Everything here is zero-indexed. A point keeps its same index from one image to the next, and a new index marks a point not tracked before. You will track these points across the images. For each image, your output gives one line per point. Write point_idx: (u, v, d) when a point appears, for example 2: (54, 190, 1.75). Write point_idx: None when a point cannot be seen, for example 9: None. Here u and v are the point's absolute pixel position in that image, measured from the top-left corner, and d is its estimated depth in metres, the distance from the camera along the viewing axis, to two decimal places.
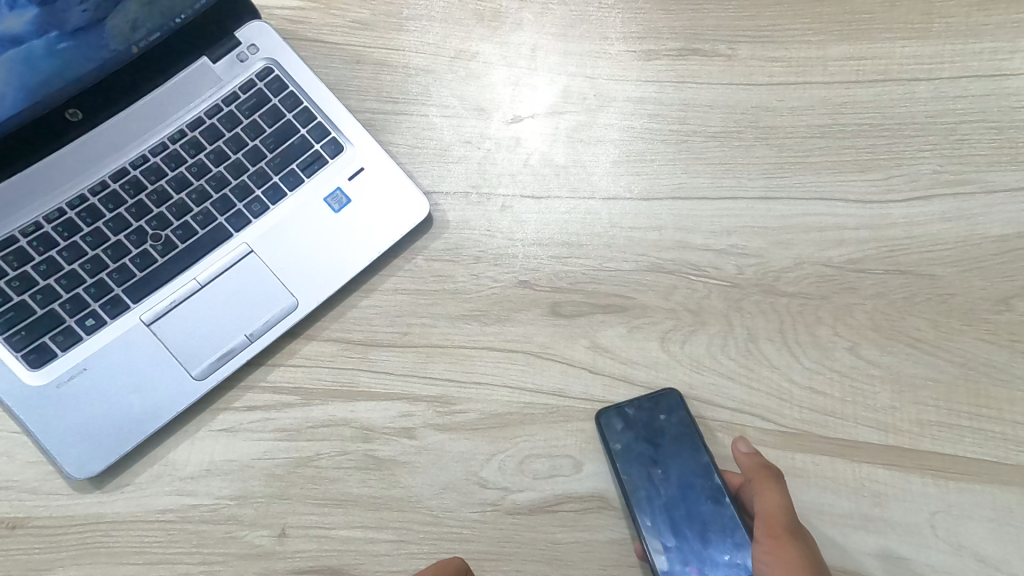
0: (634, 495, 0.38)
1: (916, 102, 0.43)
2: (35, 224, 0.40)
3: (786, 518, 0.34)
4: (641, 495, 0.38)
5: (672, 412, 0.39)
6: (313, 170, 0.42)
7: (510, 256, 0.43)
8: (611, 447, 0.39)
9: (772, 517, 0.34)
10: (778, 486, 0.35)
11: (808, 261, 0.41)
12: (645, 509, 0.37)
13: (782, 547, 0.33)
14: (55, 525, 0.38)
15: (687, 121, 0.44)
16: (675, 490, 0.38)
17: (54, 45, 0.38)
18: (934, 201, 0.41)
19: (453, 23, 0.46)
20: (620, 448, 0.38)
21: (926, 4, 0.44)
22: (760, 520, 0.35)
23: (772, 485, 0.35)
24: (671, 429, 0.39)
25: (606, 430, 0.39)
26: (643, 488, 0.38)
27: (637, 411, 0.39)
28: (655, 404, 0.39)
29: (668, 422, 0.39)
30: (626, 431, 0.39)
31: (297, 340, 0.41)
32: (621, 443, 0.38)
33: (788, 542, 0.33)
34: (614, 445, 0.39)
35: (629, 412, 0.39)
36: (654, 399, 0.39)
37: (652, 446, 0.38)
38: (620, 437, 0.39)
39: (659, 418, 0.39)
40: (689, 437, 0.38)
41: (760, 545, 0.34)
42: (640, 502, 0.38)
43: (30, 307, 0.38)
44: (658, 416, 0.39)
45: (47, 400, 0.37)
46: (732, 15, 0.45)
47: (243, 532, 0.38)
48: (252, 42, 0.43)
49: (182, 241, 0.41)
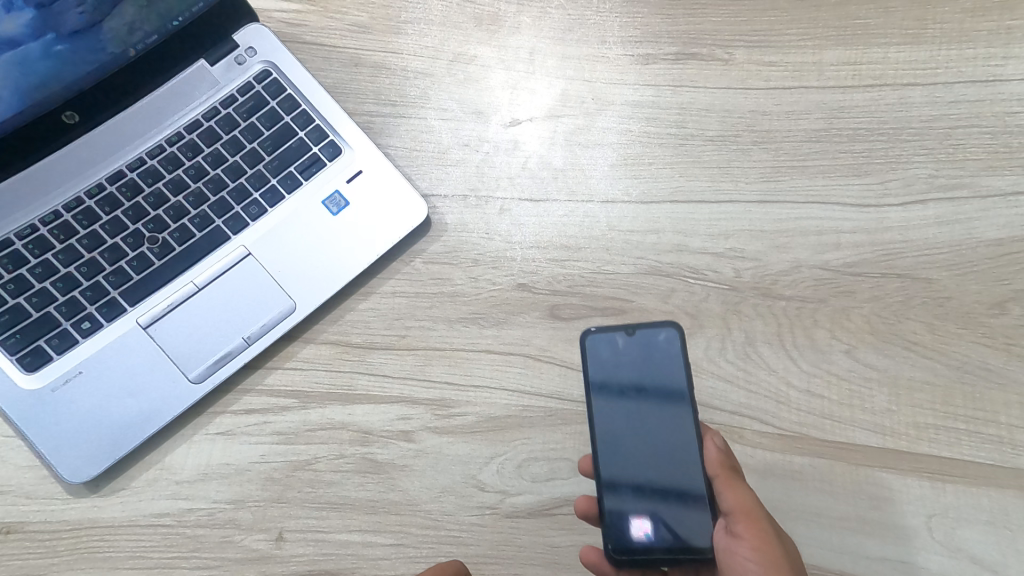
0: (600, 428, 0.37)
1: (912, 107, 0.43)
2: (30, 227, 0.39)
3: (760, 505, 0.33)
4: (608, 428, 0.37)
5: (657, 351, 0.38)
6: (311, 173, 0.42)
7: (507, 259, 0.43)
8: (587, 377, 0.38)
9: (750, 507, 0.33)
10: (742, 477, 0.35)
11: (805, 264, 0.41)
12: (609, 445, 0.37)
13: (767, 537, 0.32)
14: (50, 530, 0.37)
15: (685, 125, 0.44)
16: (647, 435, 0.37)
17: (51, 47, 0.37)
18: (930, 205, 0.41)
19: (451, 26, 0.46)
20: (595, 379, 0.38)
21: (922, 10, 0.44)
22: (738, 516, 0.33)
23: (740, 476, 0.35)
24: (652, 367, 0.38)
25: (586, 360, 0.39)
26: (611, 424, 0.37)
27: (622, 346, 0.38)
28: (643, 342, 0.38)
29: (653, 361, 0.38)
30: (605, 363, 0.38)
31: (295, 343, 0.41)
32: (598, 371, 0.38)
33: (769, 530, 0.32)
34: (591, 374, 0.38)
35: (614, 346, 0.38)
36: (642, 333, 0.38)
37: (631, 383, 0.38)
38: (598, 368, 0.38)
39: (644, 357, 0.38)
40: (673, 379, 0.37)
41: (747, 540, 0.32)
42: (605, 436, 0.37)
43: (25, 310, 0.38)
44: (648, 353, 0.38)
45: (42, 404, 0.37)
46: (730, 20, 0.45)
47: (239, 537, 0.38)
48: (249, 45, 0.43)
49: (179, 244, 0.40)
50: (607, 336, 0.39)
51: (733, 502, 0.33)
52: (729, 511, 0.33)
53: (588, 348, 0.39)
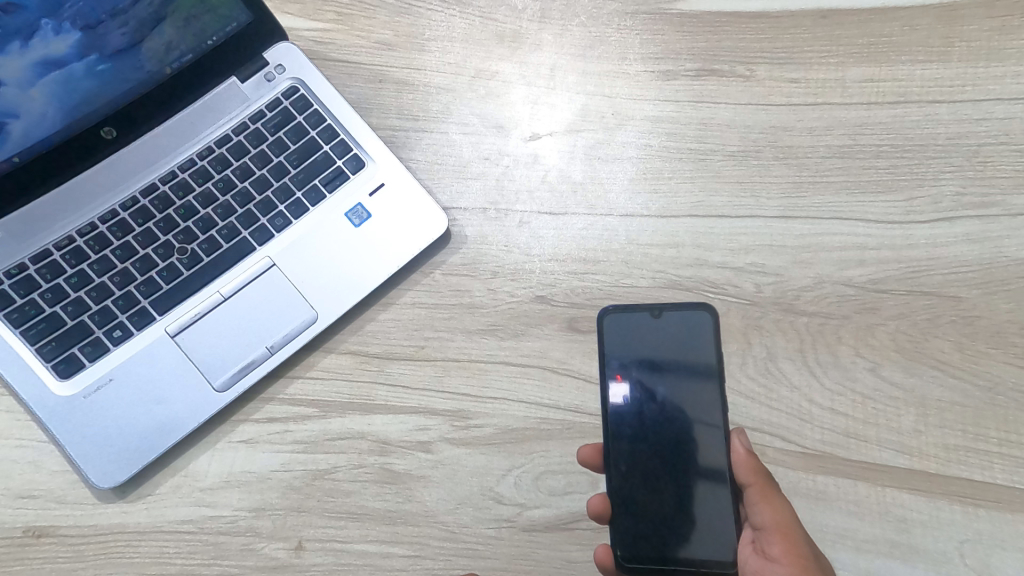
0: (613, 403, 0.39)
1: (938, 124, 0.43)
2: (67, 238, 0.41)
3: (796, 521, 0.34)
4: (621, 402, 0.39)
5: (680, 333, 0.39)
6: (335, 186, 0.43)
7: (526, 271, 0.43)
8: (606, 353, 0.39)
9: (786, 526, 0.34)
10: (777, 491, 0.35)
11: (828, 280, 0.41)
12: (620, 419, 0.38)
13: (802, 555, 0.33)
14: (79, 534, 0.38)
15: (705, 140, 0.44)
16: (659, 411, 0.38)
17: (94, 67, 0.39)
18: (957, 222, 0.41)
19: (473, 43, 0.47)
20: (613, 355, 0.39)
21: (948, 27, 0.44)
22: (773, 534, 0.34)
23: (776, 491, 0.35)
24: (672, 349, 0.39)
25: (604, 338, 0.40)
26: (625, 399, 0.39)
27: (644, 327, 0.39)
28: (667, 324, 0.39)
29: (675, 342, 0.39)
30: (626, 340, 0.39)
31: (316, 352, 0.42)
32: (620, 348, 0.39)
33: (804, 546, 0.34)
34: (611, 350, 0.40)
35: (633, 327, 0.40)
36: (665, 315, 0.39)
37: (650, 361, 0.39)
38: (617, 345, 0.40)
39: (667, 339, 0.39)
40: (696, 359, 0.38)
41: (782, 559, 0.33)
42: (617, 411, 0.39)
43: (60, 319, 0.39)
44: (673, 334, 0.39)
45: (74, 410, 0.38)
46: (751, 37, 0.45)
47: (260, 545, 0.39)
48: (279, 63, 0.44)
49: (207, 254, 0.41)
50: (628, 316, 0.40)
51: (769, 519, 0.34)
52: (765, 529, 0.34)
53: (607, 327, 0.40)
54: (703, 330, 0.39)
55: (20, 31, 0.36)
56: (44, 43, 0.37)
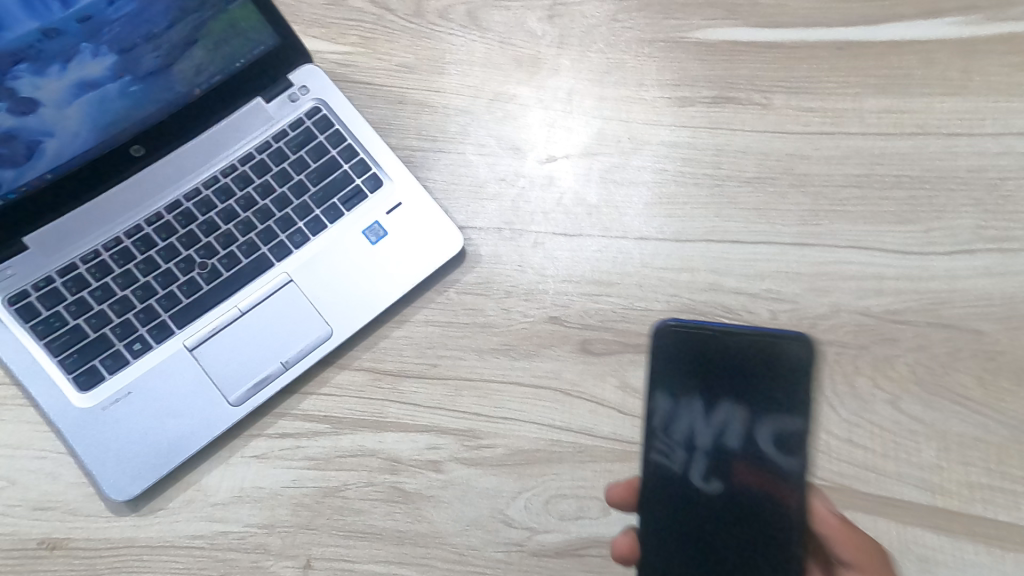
0: (672, 413, 0.35)
1: (957, 156, 0.43)
2: (94, 252, 0.42)
3: None
4: (679, 414, 0.35)
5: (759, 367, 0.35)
6: (353, 204, 0.44)
7: (539, 291, 0.43)
8: (674, 360, 0.36)
9: None
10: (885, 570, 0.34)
11: (844, 308, 0.40)
12: (676, 431, 0.35)
13: None
14: (92, 547, 0.38)
15: (721, 166, 0.44)
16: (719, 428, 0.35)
17: (127, 88, 0.40)
18: (977, 255, 0.41)
19: (492, 67, 0.48)
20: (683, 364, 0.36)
21: (967, 61, 0.44)
22: None
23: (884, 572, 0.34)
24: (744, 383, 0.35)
25: (675, 346, 0.36)
26: (684, 411, 0.35)
27: (725, 342, 0.35)
28: (751, 347, 0.35)
29: (757, 362, 0.35)
30: (699, 352, 0.35)
31: (330, 369, 0.42)
32: (691, 358, 0.36)
33: None
34: (680, 359, 0.36)
35: (701, 353, 0.35)
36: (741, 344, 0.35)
37: (722, 376, 0.35)
38: (689, 354, 0.36)
39: (749, 357, 0.35)
40: (775, 384, 0.35)
41: None
42: (674, 422, 0.35)
43: (83, 331, 0.40)
44: (755, 356, 0.35)
45: (93, 422, 0.39)
46: (768, 66, 0.46)
47: (269, 562, 0.39)
48: (303, 84, 0.46)
49: (227, 269, 0.42)
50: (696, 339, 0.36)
51: None
52: None
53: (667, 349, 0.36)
54: (792, 355, 0.35)
55: (60, 55, 0.38)
56: (81, 65, 0.38)
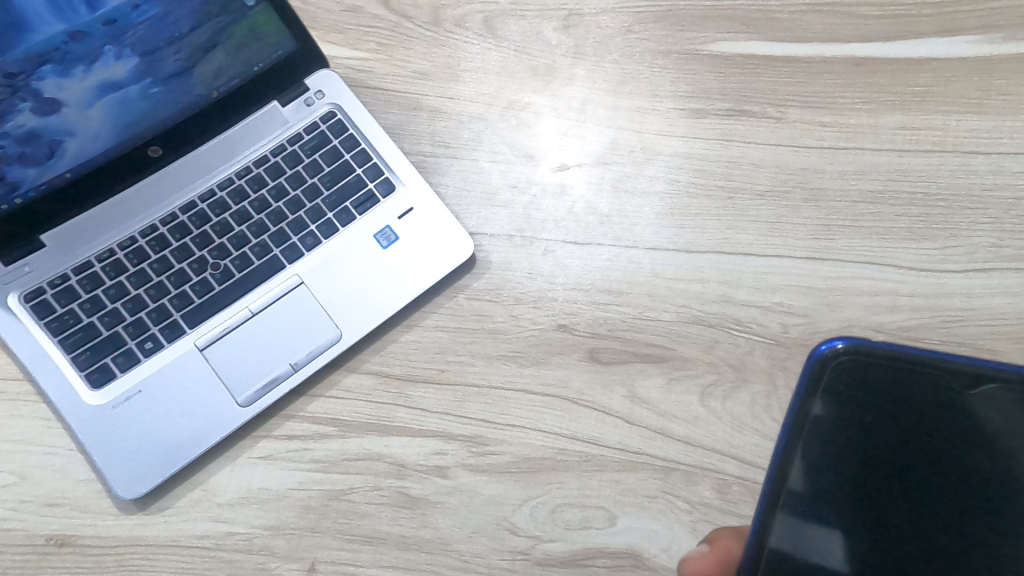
0: (830, 441, 0.31)
1: (973, 174, 0.43)
2: (109, 251, 0.42)
3: None
4: (837, 442, 0.31)
5: (934, 404, 0.31)
6: (366, 208, 0.44)
7: (549, 299, 0.43)
8: (848, 382, 0.31)
9: None
10: None
11: (856, 324, 0.40)
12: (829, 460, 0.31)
13: None
14: (98, 545, 0.39)
15: (734, 179, 0.44)
16: (877, 465, 0.31)
17: (148, 90, 0.41)
18: (993, 274, 0.41)
19: (507, 75, 0.48)
20: (856, 389, 0.31)
21: (984, 80, 0.44)
22: None
23: None
24: (909, 424, 0.31)
25: (858, 369, 0.31)
26: (843, 438, 0.31)
27: (915, 374, 0.31)
28: (948, 386, 0.31)
29: (942, 405, 0.31)
30: (881, 381, 0.31)
31: (338, 371, 0.42)
32: (870, 384, 0.31)
33: None
34: (856, 384, 0.31)
35: (858, 382, 0.31)
36: (919, 381, 0.31)
37: (898, 413, 0.31)
38: (870, 380, 0.31)
39: (937, 399, 0.31)
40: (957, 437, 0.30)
41: None
42: (829, 450, 0.31)
43: (96, 329, 0.40)
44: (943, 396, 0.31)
45: (104, 420, 0.39)
46: (784, 80, 0.46)
47: (274, 564, 0.39)
48: (319, 89, 0.46)
49: (239, 270, 0.42)
50: (859, 372, 0.31)
51: None
52: None
53: (820, 382, 0.32)
54: (987, 407, 0.31)
55: (84, 57, 0.38)
56: (104, 67, 0.39)
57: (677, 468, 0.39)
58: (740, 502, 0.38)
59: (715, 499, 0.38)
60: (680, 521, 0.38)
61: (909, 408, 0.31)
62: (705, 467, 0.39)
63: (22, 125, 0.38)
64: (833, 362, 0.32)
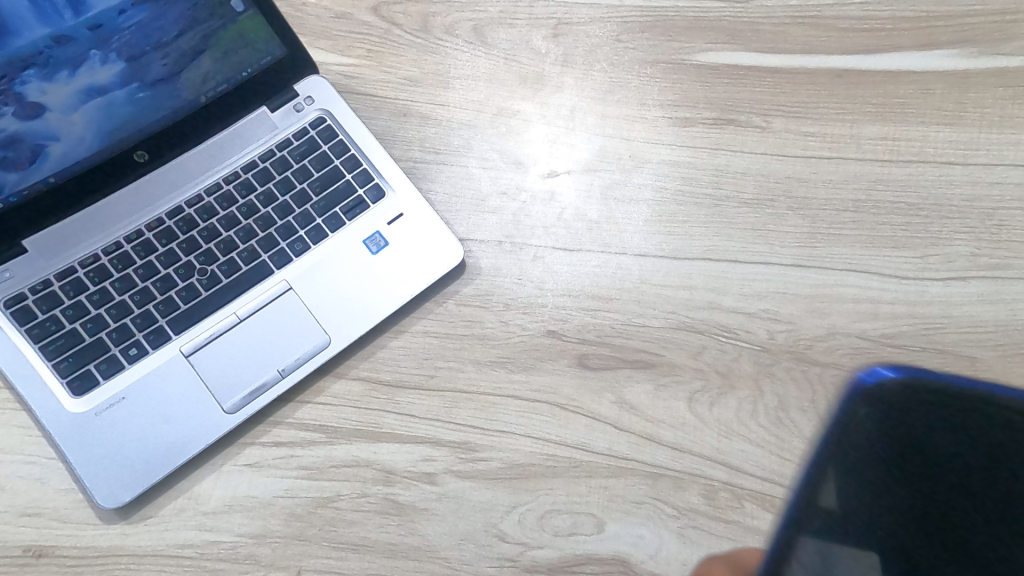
0: (871, 476, 0.28)
1: (952, 184, 0.44)
2: (93, 256, 0.42)
3: None
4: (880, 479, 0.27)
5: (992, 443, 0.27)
6: (355, 214, 0.44)
7: (538, 305, 0.43)
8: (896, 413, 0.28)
9: None
10: None
11: (840, 331, 0.41)
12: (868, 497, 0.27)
13: None
14: (79, 555, 0.38)
15: (721, 187, 0.45)
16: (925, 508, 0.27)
17: (134, 94, 0.41)
18: (973, 282, 0.42)
19: (497, 83, 0.49)
20: (906, 421, 0.28)
21: (963, 92, 0.46)
22: None
23: None
24: (964, 465, 0.27)
25: (907, 399, 0.28)
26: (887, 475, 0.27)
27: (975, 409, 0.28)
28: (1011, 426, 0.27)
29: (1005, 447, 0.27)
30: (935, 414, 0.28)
31: (326, 378, 0.42)
32: (923, 416, 0.28)
33: None
34: (907, 416, 0.28)
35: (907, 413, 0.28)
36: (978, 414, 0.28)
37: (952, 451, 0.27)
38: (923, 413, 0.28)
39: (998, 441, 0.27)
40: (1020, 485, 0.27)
41: None
42: (869, 487, 0.27)
43: (79, 335, 0.40)
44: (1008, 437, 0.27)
45: (86, 427, 0.38)
46: (769, 90, 0.47)
47: (260, 573, 0.38)
48: (308, 94, 0.46)
49: (226, 276, 0.42)
50: (908, 404, 0.28)
51: None
52: None
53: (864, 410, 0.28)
54: None
55: (69, 61, 0.38)
56: (90, 71, 0.39)
57: (665, 473, 0.39)
58: (727, 508, 0.39)
59: (702, 505, 0.39)
60: (668, 527, 0.38)
61: (975, 449, 0.27)
62: (693, 473, 0.39)
63: (4, 129, 0.38)
64: (879, 395, 0.28)
